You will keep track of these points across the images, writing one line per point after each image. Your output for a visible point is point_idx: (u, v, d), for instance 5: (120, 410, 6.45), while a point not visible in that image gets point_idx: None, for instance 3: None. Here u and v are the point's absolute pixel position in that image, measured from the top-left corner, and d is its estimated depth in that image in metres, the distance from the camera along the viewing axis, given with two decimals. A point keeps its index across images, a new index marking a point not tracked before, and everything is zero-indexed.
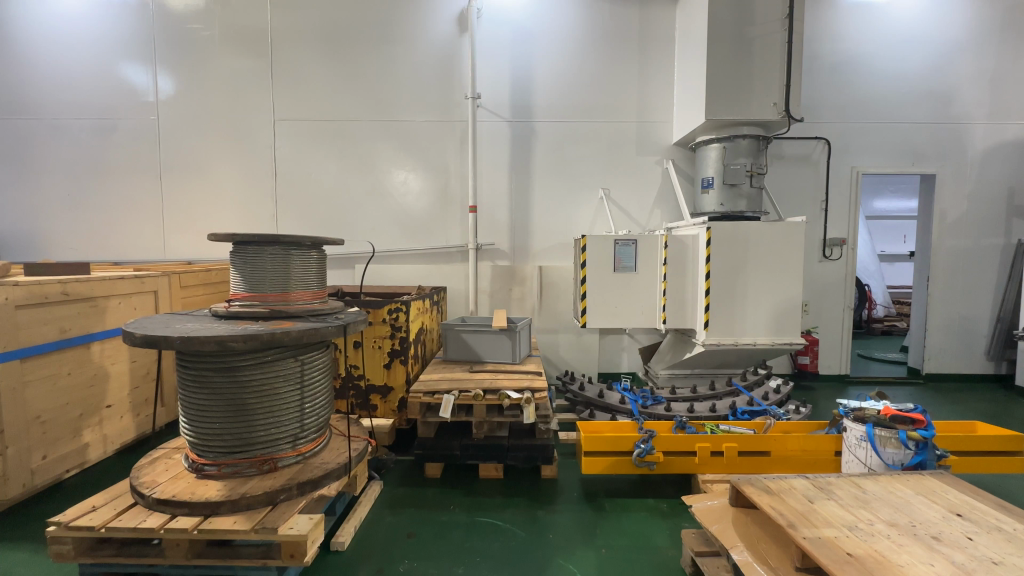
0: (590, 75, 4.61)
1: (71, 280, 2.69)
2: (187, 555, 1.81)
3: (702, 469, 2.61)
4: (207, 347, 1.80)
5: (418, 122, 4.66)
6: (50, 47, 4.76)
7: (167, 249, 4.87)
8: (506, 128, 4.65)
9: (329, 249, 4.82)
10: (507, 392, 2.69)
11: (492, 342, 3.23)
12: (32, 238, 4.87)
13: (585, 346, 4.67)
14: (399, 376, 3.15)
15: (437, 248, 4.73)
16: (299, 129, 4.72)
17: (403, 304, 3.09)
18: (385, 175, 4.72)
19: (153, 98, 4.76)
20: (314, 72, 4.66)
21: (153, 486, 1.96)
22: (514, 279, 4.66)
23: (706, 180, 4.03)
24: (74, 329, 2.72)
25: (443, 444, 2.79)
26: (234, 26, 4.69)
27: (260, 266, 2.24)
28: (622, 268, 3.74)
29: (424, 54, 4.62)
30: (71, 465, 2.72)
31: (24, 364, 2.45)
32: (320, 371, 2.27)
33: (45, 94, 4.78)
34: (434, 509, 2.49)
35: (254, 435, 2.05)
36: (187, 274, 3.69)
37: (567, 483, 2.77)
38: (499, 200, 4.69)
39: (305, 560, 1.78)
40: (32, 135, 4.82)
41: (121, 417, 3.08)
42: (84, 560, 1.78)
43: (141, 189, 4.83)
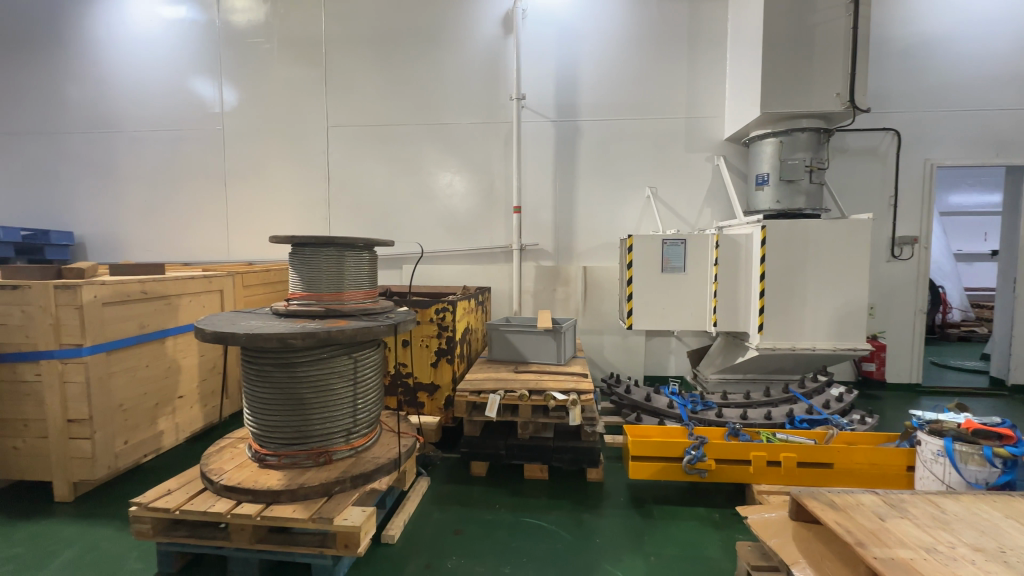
0: (638, 71, 4.51)
1: (149, 279, 2.92)
2: (251, 540, 1.91)
3: (757, 479, 2.50)
4: (270, 344, 1.90)
5: (463, 125, 4.73)
6: (131, 65, 5.19)
7: (231, 251, 5.19)
8: (551, 128, 4.63)
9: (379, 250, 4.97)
10: (552, 394, 2.67)
11: (537, 342, 3.22)
12: (115, 240, 5.33)
13: (631, 348, 4.58)
14: (445, 374, 3.20)
15: (482, 248, 4.78)
16: (351, 134, 4.90)
17: (449, 304, 3.14)
18: (432, 177, 4.82)
19: (219, 109, 5.09)
20: (365, 79, 4.83)
21: (221, 473, 2.09)
22: (558, 280, 4.62)
23: (761, 176, 3.85)
24: (152, 325, 2.95)
25: (489, 443, 2.81)
26: (290, 37, 4.92)
27: (316, 266, 2.34)
28: (670, 268, 3.63)
29: (469, 57, 4.68)
30: (149, 450, 2.93)
31: (110, 356, 2.67)
32: (371, 368, 2.36)
33: (127, 109, 5.23)
34: (481, 507, 2.51)
35: (312, 428, 2.14)
36: (249, 274, 3.92)
37: (614, 487, 2.72)
38: (544, 200, 4.68)
39: (359, 550, 1.85)
40: (114, 146, 5.26)
41: (192, 406, 3.30)
42: (160, 539, 1.93)
43: (208, 193, 5.17)
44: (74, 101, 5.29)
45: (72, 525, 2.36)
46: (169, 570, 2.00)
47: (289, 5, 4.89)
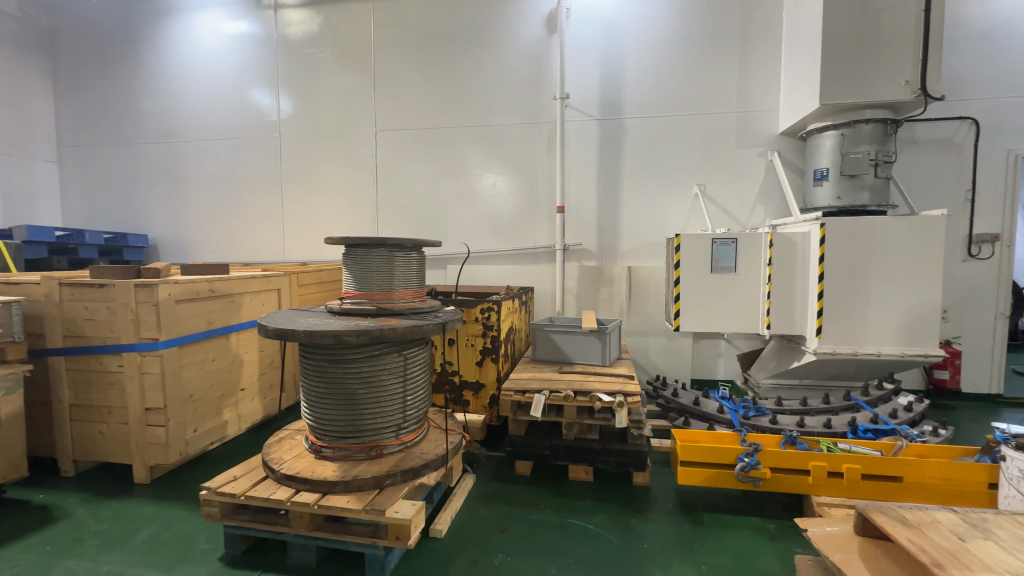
0: (685, 66, 4.39)
1: (215, 278, 3.12)
2: (309, 527, 2.00)
3: (817, 490, 2.37)
4: (327, 341, 1.99)
5: (507, 125, 4.76)
6: (198, 78, 5.56)
7: (286, 251, 5.45)
8: (595, 126, 4.58)
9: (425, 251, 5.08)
10: (598, 395, 2.65)
11: (582, 343, 3.20)
12: (184, 242, 5.73)
13: (678, 350, 4.46)
14: (490, 373, 3.23)
15: (525, 248, 4.79)
16: (398, 138, 5.04)
17: (494, 304, 3.17)
18: (475, 178, 4.88)
19: (276, 118, 5.36)
20: (412, 83, 4.95)
21: (281, 462, 2.20)
22: (602, 280, 4.56)
23: (819, 171, 3.65)
24: (218, 321, 3.15)
25: (534, 443, 2.82)
26: (341, 46, 5.12)
27: (369, 266, 2.43)
28: (720, 268, 3.50)
29: (513, 58, 4.70)
30: (215, 439, 3.13)
31: (182, 350, 2.87)
32: (420, 366, 2.42)
33: (194, 120, 5.61)
34: (526, 506, 2.52)
35: (364, 421, 2.22)
36: (304, 274, 4.10)
37: (661, 492, 2.66)
38: (587, 200, 4.63)
39: (409, 543, 1.90)
40: (183, 155, 5.66)
41: (253, 398, 3.50)
42: (227, 521, 2.06)
43: (266, 197, 5.46)
44: (148, 114, 5.73)
45: (149, 505, 2.56)
46: (235, 551, 2.13)
47: (341, 15, 5.09)
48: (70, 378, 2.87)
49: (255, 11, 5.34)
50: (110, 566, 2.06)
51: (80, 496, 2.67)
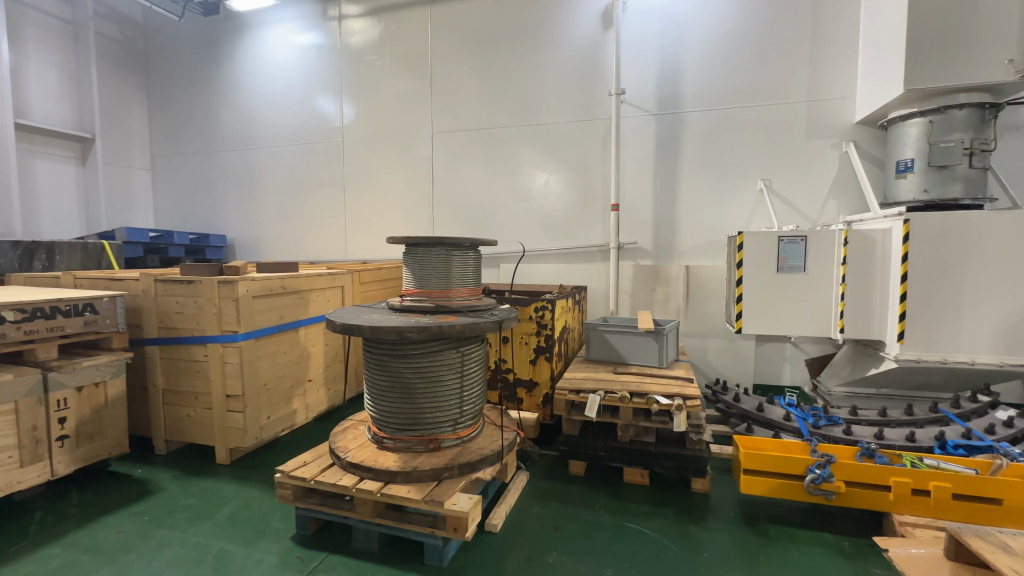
0: (750, 54, 4.18)
1: (287, 276, 3.33)
2: (372, 513, 2.10)
3: (898, 508, 2.19)
4: (389, 336, 2.07)
5: (561, 124, 4.74)
6: (270, 89, 5.96)
7: (348, 251, 5.72)
8: (652, 122, 4.46)
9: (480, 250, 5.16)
10: (655, 397, 2.58)
11: (637, 344, 3.13)
12: (258, 241, 6.17)
13: (739, 353, 4.27)
14: (544, 372, 3.24)
15: (578, 247, 4.74)
16: (453, 140, 5.15)
17: (548, 303, 3.17)
18: (529, 177, 4.89)
19: (339, 123, 5.64)
20: (467, 85, 5.04)
21: (346, 451, 2.32)
22: (658, 280, 4.44)
23: (903, 162, 3.36)
24: (289, 316, 3.36)
25: (588, 443, 2.79)
26: (400, 52, 5.30)
27: (427, 265, 2.50)
28: (787, 267, 3.30)
29: (568, 56, 4.68)
30: (285, 426, 3.35)
31: (258, 342, 3.09)
32: (476, 363, 2.47)
33: (267, 127, 6.00)
34: (580, 507, 2.50)
35: (423, 415, 2.30)
36: (365, 272, 4.29)
37: (722, 500, 2.56)
38: (644, 197, 4.52)
39: (466, 535, 1.95)
40: (256, 160, 6.08)
41: (319, 389, 3.71)
42: (299, 504, 2.20)
43: (330, 199, 5.75)
44: (226, 124, 6.21)
45: (230, 485, 2.78)
46: (305, 532, 2.27)
47: (400, 22, 5.27)
48: (163, 365, 3.17)
49: (321, 22, 5.64)
50: (198, 538, 2.26)
51: (172, 472, 2.95)
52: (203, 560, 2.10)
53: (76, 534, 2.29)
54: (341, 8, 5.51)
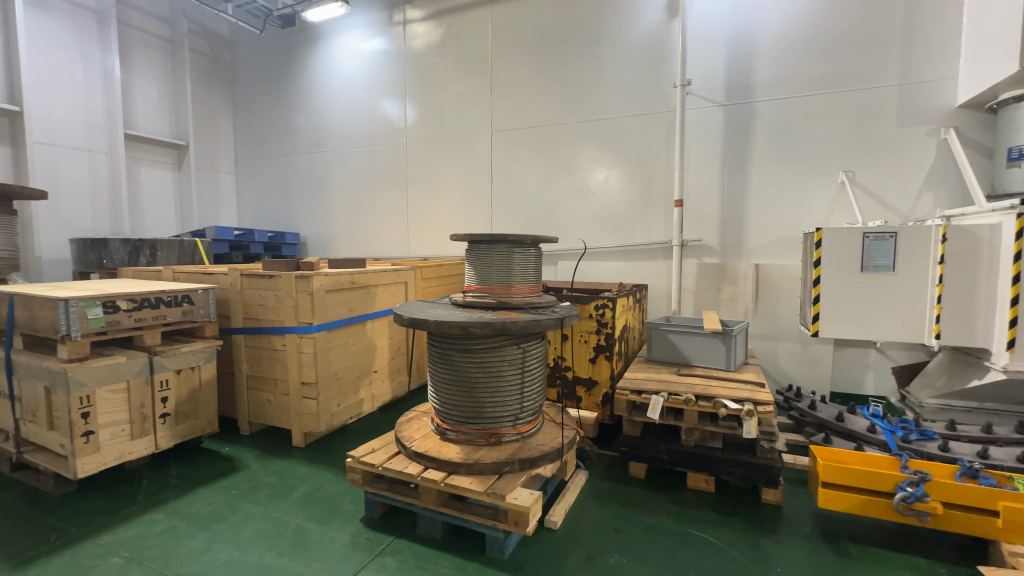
0: (832, 36, 3.87)
1: (356, 271, 3.51)
2: (436, 502, 2.17)
3: (1007, 536, 1.96)
4: (455, 331, 2.12)
5: (622, 119, 4.64)
6: (339, 94, 6.28)
7: (410, 248, 5.93)
8: (720, 113, 4.26)
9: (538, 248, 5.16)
10: (723, 401, 2.47)
11: (703, 345, 3.01)
12: (328, 239, 6.54)
13: (814, 358, 3.99)
14: (603, 371, 3.20)
15: (639, 244, 4.62)
16: (511, 137, 5.19)
17: (609, 301, 3.12)
18: (587, 174, 4.83)
19: (402, 124, 5.85)
20: (527, 82, 5.05)
21: (411, 440, 2.41)
22: (725, 279, 4.24)
23: (1015, 148, 3.05)
24: (357, 310, 3.54)
25: (649, 446, 2.73)
26: (461, 52, 5.40)
27: (490, 262, 2.54)
28: (873, 266, 3.04)
29: (630, 48, 4.56)
30: (353, 414, 3.53)
31: (330, 334, 3.28)
32: (537, 360, 2.48)
33: (336, 131, 6.34)
34: (641, 510, 2.45)
35: (485, 409, 2.34)
36: (427, 268, 4.42)
37: (796, 513, 2.41)
38: (710, 192, 4.33)
39: (527, 530, 1.97)
40: (327, 162, 6.44)
41: (384, 380, 3.87)
42: (368, 488, 2.32)
43: (393, 198, 5.99)
44: (300, 128, 6.62)
45: (305, 466, 2.98)
46: (373, 515, 2.38)
47: (462, 23, 5.37)
48: (247, 353, 3.44)
49: (387, 28, 5.86)
50: (278, 513, 2.44)
51: (254, 452, 3.20)
52: (283, 534, 2.26)
53: (175, 502, 2.55)
54: (406, 13, 5.70)
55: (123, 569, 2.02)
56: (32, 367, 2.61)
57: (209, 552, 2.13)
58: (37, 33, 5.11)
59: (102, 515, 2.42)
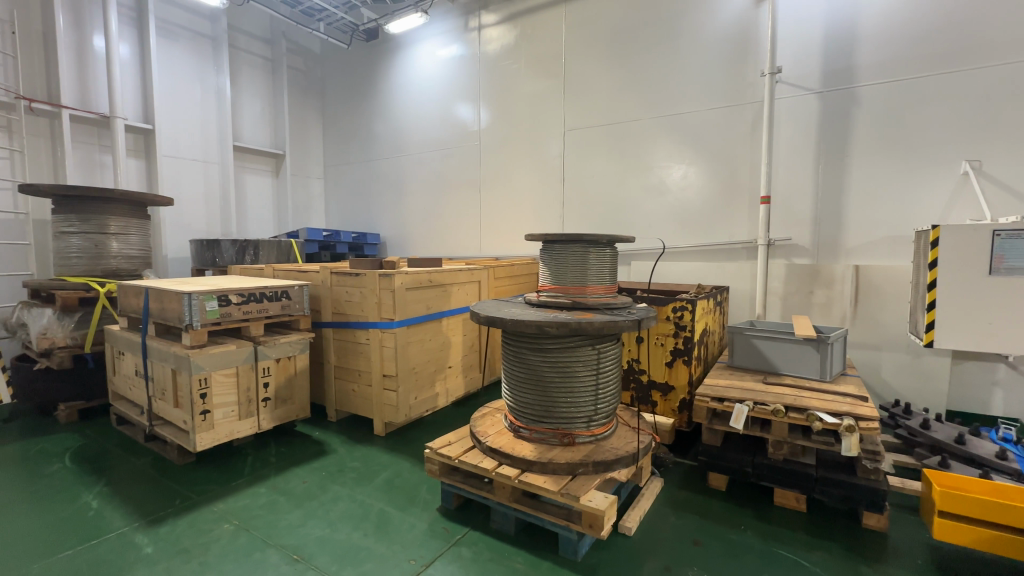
0: (952, 8, 3.43)
1: (433, 271, 3.66)
2: (510, 498, 2.20)
3: None
4: (531, 330, 2.14)
5: (702, 113, 4.43)
6: (417, 100, 6.57)
7: (481, 247, 6.06)
8: (815, 101, 3.92)
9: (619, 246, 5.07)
10: (818, 414, 2.27)
11: (794, 353, 2.79)
12: (405, 239, 6.87)
13: (927, 371, 3.56)
14: (681, 376, 3.07)
15: (720, 244, 4.38)
16: (585, 136, 5.14)
17: (688, 303, 2.99)
18: (663, 171, 4.67)
19: (476, 127, 6.00)
20: (601, 79, 4.98)
21: (486, 436, 2.46)
22: (818, 281, 3.90)
23: None
24: (434, 308, 3.69)
25: (731, 457, 2.58)
26: (535, 53, 5.43)
27: (564, 261, 2.53)
28: (1005, 269, 2.65)
29: (712, 38, 4.34)
30: (429, 407, 3.68)
31: (409, 330, 3.45)
32: (612, 362, 2.43)
33: (413, 136, 6.64)
34: (723, 524, 2.32)
35: (558, 408, 2.34)
36: (500, 268, 4.50)
37: (904, 543, 2.17)
38: (801, 187, 4.01)
39: (602, 533, 1.95)
40: (405, 166, 6.76)
41: (458, 376, 4.00)
42: (444, 478, 2.41)
43: (466, 199, 6.16)
44: (382, 135, 7.01)
45: (385, 454, 3.15)
46: (449, 505, 2.47)
47: (536, 24, 5.40)
48: (335, 345, 3.70)
49: (463, 34, 6.03)
50: (363, 497, 2.61)
51: (341, 437, 3.44)
52: (368, 516, 2.42)
53: (274, 479, 2.81)
54: (481, 18, 5.83)
55: (233, 535, 2.26)
56: (161, 352, 3.00)
57: (304, 526, 2.33)
58: (166, 60, 5.85)
59: (216, 485, 2.73)
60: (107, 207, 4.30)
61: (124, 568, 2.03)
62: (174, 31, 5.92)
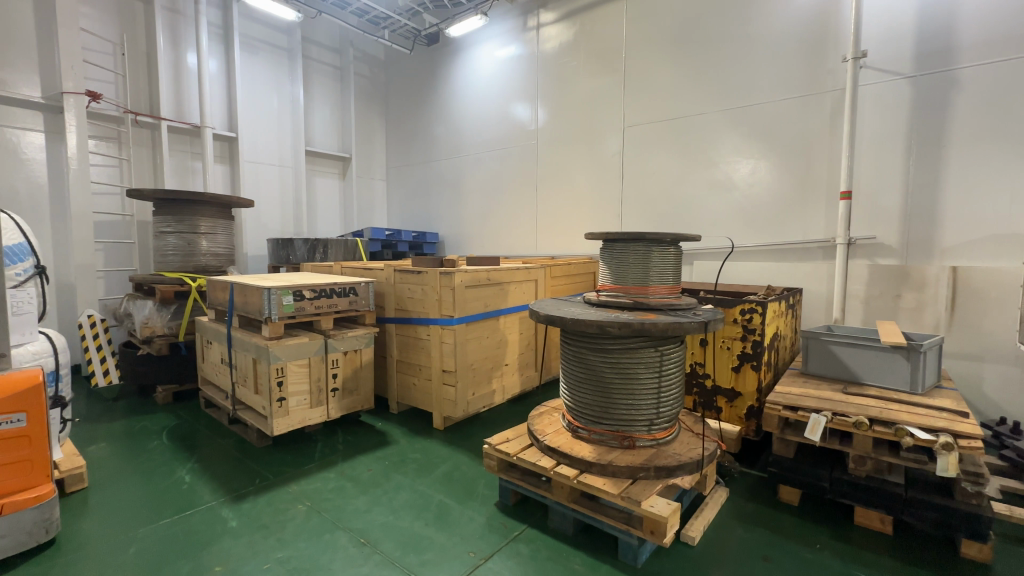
0: None
1: (491, 269, 3.71)
2: (568, 498, 2.19)
3: None
4: (591, 330, 2.12)
5: (773, 104, 4.18)
6: (476, 101, 6.68)
7: (538, 246, 6.07)
8: (906, 85, 3.58)
9: (685, 245, 4.89)
10: (908, 429, 2.07)
11: (879, 361, 2.57)
12: (463, 238, 7.01)
13: None
14: (749, 382, 2.92)
15: (793, 243, 4.12)
16: (645, 132, 5.01)
17: (758, 305, 2.83)
18: (730, 166, 4.45)
19: (533, 126, 6.02)
20: (663, 74, 4.83)
21: (544, 434, 2.46)
22: (907, 283, 3.56)
23: None
24: (492, 306, 3.74)
25: (805, 470, 2.42)
26: (594, 50, 5.35)
27: (625, 261, 2.48)
28: None
29: (786, 24, 4.09)
30: (486, 404, 3.74)
31: (467, 327, 3.52)
32: (675, 365, 2.36)
33: (472, 136, 6.76)
34: (796, 541, 2.19)
35: (619, 410, 2.29)
36: (556, 267, 4.48)
37: None
38: (888, 181, 3.67)
39: (664, 540, 1.89)
40: (463, 166, 6.90)
41: (515, 373, 4.03)
42: (502, 474, 2.44)
43: (523, 197, 6.18)
44: (441, 137, 7.19)
45: (444, 447, 3.24)
46: (507, 501, 2.50)
47: (595, 20, 5.32)
48: (397, 340, 3.85)
49: (522, 34, 6.06)
50: (424, 487, 2.69)
51: (402, 429, 3.57)
52: (428, 506, 2.50)
53: (342, 465, 2.96)
54: (539, 17, 5.83)
55: (307, 516, 2.41)
56: (244, 342, 3.25)
57: (370, 512, 2.44)
58: (248, 73, 6.32)
59: (291, 468, 2.93)
60: (197, 209, 4.71)
61: (213, 539, 2.23)
62: (255, 45, 6.39)
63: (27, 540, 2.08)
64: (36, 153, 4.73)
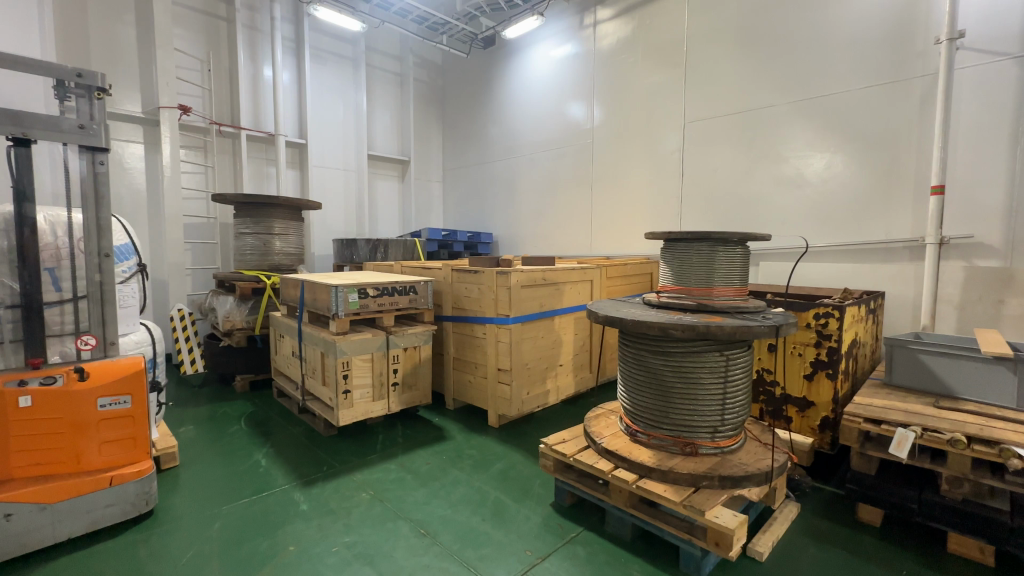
0: None
1: (546, 269, 3.70)
2: (626, 503, 2.15)
3: None
4: (653, 332, 2.06)
5: (851, 93, 3.89)
6: (530, 102, 6.70)
7: (593, 245, 6.00)
8: (1013, 67, 3.20)
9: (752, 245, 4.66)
10: (1015, 450, 1.86)
11: (978, 374, 2.32)
12: (517, 238, 7.06)
13: None
14: (823, 391, 2.73)
15: (873, 243, 3.81)
16: (708, 127, 4.81)
17: (834, 309, 2.64)
18: (802, 161, 4.18)
19: (588, 125, 5.95)
20: (729, 66, 4.62)
21: (601, 436, 2.42)
22: (1012, 288, 3.20)
23: None
24: (547, 306, 3.74)
25: (889, 489, 2.23)
26: (654, 45, 5.21)
27: (689, 261, 2.39)
28: None
29: (868, 6, 3.78)
30: (541, 403, 3.74)
31: (523, 327, 3.54)
32: (742, 370, 2.25)
33: (526, 137, 6.79)
34: (877, 565, 2.02)
35: (680, 415, 2.22)
36: (612, 267, 4.41)
37: None
38: (988, 174, 3.30)
39: (730, 554, 1.82)
40: (517, 166, 6.95)
41: (569, 374, 4.01)
42: (558, 475, 2.43)
43: (577, 197, 6.14)
44: (496, 138, 7.28)
45: (499, 445, 3.28)
46: (562, 502, 2.49)
47: (655, 14, 5.17)
48: (454, 338, 3.94)
49: (578, 32, 6.00)
50: (480, 483, 2.74)
51: (458, 425, 3.65)
52: (485, 502, 2.53)
53: (402, 457, 3.07)
54: (596, 14, 5.75)
55: (370, 504, 2.51)
56: (313, 336, 3.45)
57: (429, 504, 2.51)
58: (317, 83, 6.70)
59: (355, 457, 3.07)
60: (271, 211, 5.05)
61: (286, 520, 2.38)
62: (324, 56, 6.76)
63: (131, 509, 2.31)
64: (137, 163, 5.26)
